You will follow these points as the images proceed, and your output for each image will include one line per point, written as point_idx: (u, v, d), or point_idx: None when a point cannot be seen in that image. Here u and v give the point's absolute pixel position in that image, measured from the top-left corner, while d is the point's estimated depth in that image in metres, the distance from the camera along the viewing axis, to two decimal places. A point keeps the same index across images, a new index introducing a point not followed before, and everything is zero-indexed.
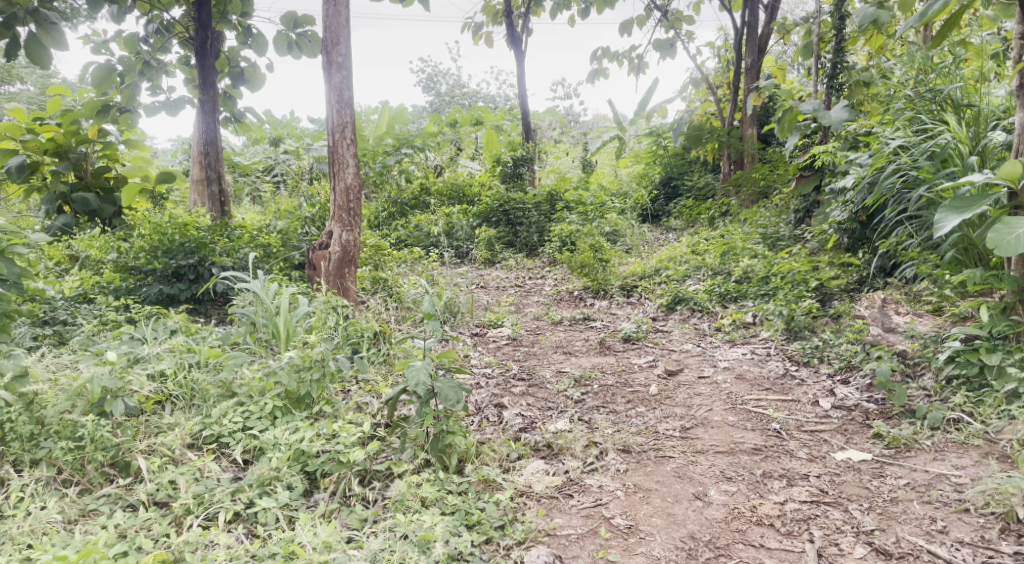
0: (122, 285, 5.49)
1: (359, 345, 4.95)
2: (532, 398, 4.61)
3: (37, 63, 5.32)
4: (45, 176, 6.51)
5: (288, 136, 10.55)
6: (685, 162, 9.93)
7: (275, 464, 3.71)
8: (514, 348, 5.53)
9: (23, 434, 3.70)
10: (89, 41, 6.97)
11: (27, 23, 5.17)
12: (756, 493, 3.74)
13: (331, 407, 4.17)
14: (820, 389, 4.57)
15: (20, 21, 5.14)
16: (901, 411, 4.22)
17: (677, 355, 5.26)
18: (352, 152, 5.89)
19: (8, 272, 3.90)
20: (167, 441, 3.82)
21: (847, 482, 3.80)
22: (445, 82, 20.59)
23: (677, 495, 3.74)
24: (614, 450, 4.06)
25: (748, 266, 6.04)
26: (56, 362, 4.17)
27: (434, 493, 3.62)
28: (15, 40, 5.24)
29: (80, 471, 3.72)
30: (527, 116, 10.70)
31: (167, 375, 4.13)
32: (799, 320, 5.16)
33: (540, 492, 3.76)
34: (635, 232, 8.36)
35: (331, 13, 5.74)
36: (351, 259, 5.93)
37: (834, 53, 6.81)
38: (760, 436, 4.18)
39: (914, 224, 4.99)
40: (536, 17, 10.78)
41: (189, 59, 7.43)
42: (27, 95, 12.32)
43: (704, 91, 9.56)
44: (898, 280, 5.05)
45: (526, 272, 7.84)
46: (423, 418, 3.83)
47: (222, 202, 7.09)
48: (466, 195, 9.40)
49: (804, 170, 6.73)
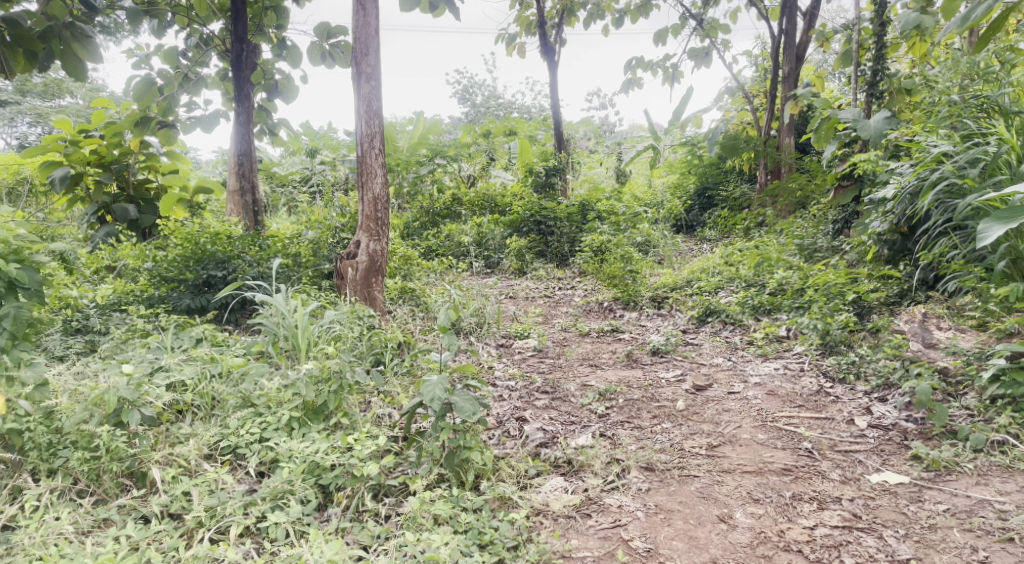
0: (154, 294, 5.44)
1: (383, 355, 4.90)
2: (555, 412, 4.49)
3: (76, 77, 4.91)
4: (88, 186, 6.59)
5: (324, 147, 10.60)
6: (720, 172, 9.75)
7: (288, 478, 3.64)
8: (540, 360, 5.41)
9: (41, 444, 3.67)
10: (132, 56, 7.04)
11: (65, 38, 4.74)
12: (785, 516, 3.58)
13: (349, 419, 4.07)
14: (856, 407, 4.38)
15: (57, 36, 4.72)
16: (942, 431, 4.02)
17: (708, 370, 5.08)
18: (380, 161, 5.83)
19: (31, 280, 3.72)
20: (184, 452, 3.77)
21: (882, 506, 3.62)
22: (481, 92, 20.34)
23: (701, 517, 3.59)
24: (637, 468, 3.91)
25: (783, 278, 5.85)
26: (80, 371, 4.11)
27: (448, 511, 3.52)
28: (52, 54, 4.80)
29: (96, 480, 3.66)
30: (560, 125, 10.59)
31: (188, 385, 4.05)
32: (834, 334, 4.96)
33: (557, 511, 3.63)
34: (667, 243, 8.18)
35: (360, 23, 5.69)
36: (378, 268, 5.87)
37: (875, 61, 6.59)
38: (791, 456, 4.00)
39: (960, 234, 4.79)
40: (570, 27, 10.68)
41: (226, 73, 7.49)
42: (75, 108, 12.60)
43: (740, 100, 9.44)
44: (940, 293, 4.89)
45: (556, 282, 7.71)
46: (439, 432, 3.71)
47: (256, 213, 7.10)
48: (498, 204, 9.25)
49: (844, 179, 6.45)
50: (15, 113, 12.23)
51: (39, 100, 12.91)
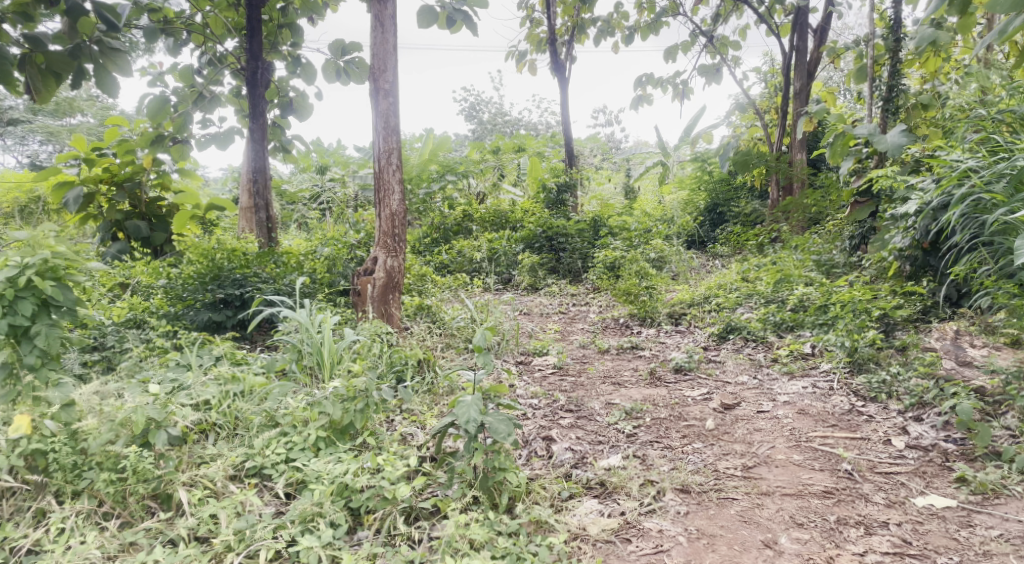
0: (171, 310, 5.34)
1: (403, 373, 4.80)
2: (582, 432, 4.39)
3: (108, 94, 4.88)
4: (100, 205, 6.50)
5: (334, 163, 10.56)
6: (731, 188, 9.63)
7: (318, 500, 3.54)
8: (561, 378, 5.31)
9: (66, 465, 3.58)
10: (146, 74, 7.00)
11: (94, 56, 4.72)
12: (833, 542, 3.49)
13: (375, 438, 3.98)
14: (892, 427, 4.27)
15: (87, 53, 4.69)
16: (985, 452, 3.93)
17: (734, 388, 4.96)
18: (397, 177, 5.76)
19: (64, 298, 3.67)
20: (209, 473, 3.69)
21: (932, 531, 3.53)
22: (488, 109, 20.24)
23: (745, 542, 3.50)
24: (673, 490, 3.82)
25: (803, 294, 5.73)
26: (102, 389, 4.01)
27: (484, 535, 3.42)
28: (82, 72, 4.77)
29: (121, 503, 3.58)
30: (570, 141, 10.52)
31: (212, 405, 3.97)
32: (863, 351, 4.83)
33: (595, 536, 3.55)
34: (682, 258, 8.03)
35: (378, 40, 5.65)
36: (395, 285, 5.78)
37: (890, 76, 6.52)
38: (831, 478, 3.90)
39: (988, 250, 4.69)
40: (580, 44, 10.64)
41: (241, 90, 7.46)
42: (87, 126, 12.65)
43: (751, 116, 9.40)
44: (971, 309, 4.82)
45: (570, 298, 7.60)
46: (472, 453, 3.63)
47: (270, 229, 7.02)
48: (508, 220, 9.12)
49: (859, 195, 6.44)
50: (28, 132, 12.33)
51: (50, 119, 12.96)
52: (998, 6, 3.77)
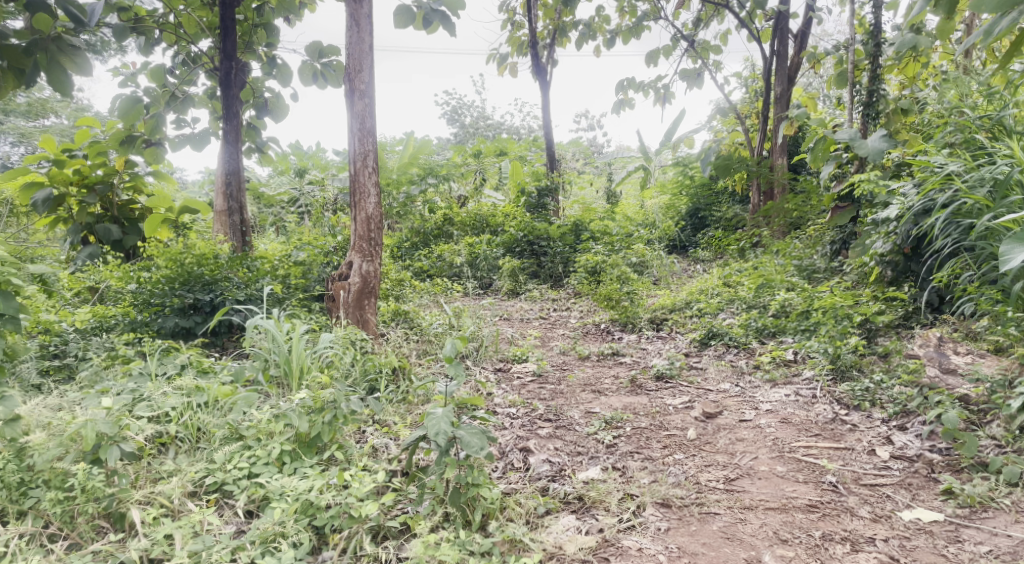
0: (138, 318, 5.12)
1: (377, 382, 4.66)
2: (560, 442, 4.26)
3: (62, 92, 4.63)
4: (71, 207, 6.28)
5: (313, 165, 10.36)
6: (711, 193, 9.54)
7: (281, 519, 3.40)
8: (540, 386, 5.17)
9: (11, 483, 3.44)
10: (117, 74, 6.81)
11: (51, 51, 4.49)
12: (817, 560, 3.40)
13: (344, 452, 3.83)
14: (876, 436, 4.18)
15: (42, 47, 4.46)
16: (971, 463, 3.85)
17: (715, 396, 4.85)
18: (373, 180, 5.60)
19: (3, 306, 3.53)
20: (166, 490, 3.52)
21: (919, 548, 3.44)
22: (471, 114, 20.11)
23: (727, 560, 3.39)
24: (653, 505, 3.71)
25: (785, 299, 5.63)
26: (55, 402, 3.84)
27: (454, 556, 3.29)
28: (37, 67, 4.52)
29: (70, 523, 3.42)
30: (552, 145, 10.39)
31: (171, 417, 3.79)
32: (845, 358, 4.74)
33: (572, 555, 3.43)
34: (663, 263, 7.92)
35: (354, 40, 5.51)
36: (371, 290, 5.62)
37: (870, 81, 6.38)
38: (815, 490, 3.81)
39: (971, 255, 4.61)
40: (561, 48, 10.53)
41: (215, 91, 7.30)
42: (60, 128, 12.40)
43: (732, 120, 9.37)
44: (954, 316, 4.73)
45: (551, 303, 7.47)
46: (444, 468, 3.49)
47: (244, 232, 6.86)
48: (489, 224, 8.98)
49: (840, 200, 6.36)
50: None
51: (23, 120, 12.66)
52: (984, 5, 3.40)
